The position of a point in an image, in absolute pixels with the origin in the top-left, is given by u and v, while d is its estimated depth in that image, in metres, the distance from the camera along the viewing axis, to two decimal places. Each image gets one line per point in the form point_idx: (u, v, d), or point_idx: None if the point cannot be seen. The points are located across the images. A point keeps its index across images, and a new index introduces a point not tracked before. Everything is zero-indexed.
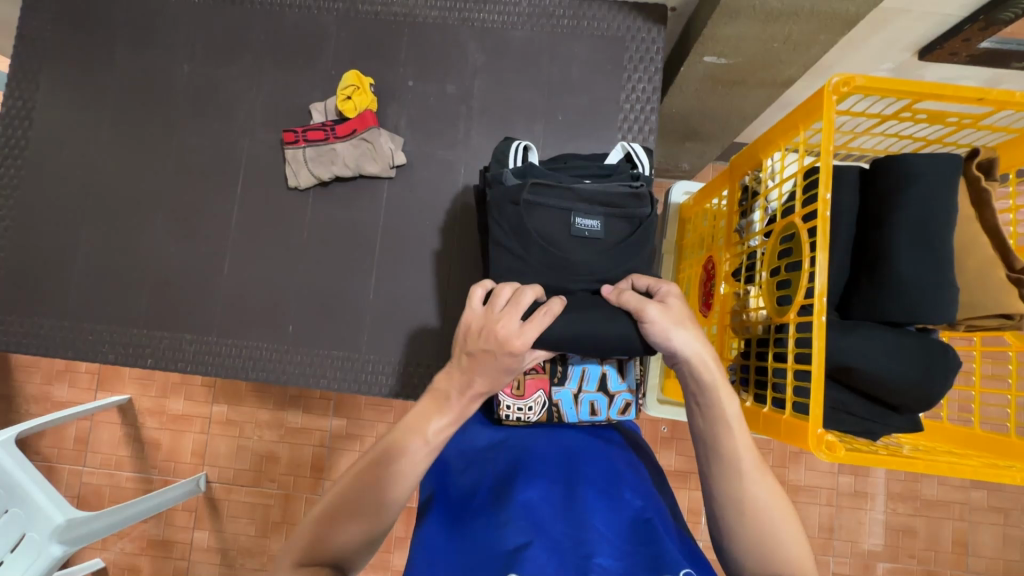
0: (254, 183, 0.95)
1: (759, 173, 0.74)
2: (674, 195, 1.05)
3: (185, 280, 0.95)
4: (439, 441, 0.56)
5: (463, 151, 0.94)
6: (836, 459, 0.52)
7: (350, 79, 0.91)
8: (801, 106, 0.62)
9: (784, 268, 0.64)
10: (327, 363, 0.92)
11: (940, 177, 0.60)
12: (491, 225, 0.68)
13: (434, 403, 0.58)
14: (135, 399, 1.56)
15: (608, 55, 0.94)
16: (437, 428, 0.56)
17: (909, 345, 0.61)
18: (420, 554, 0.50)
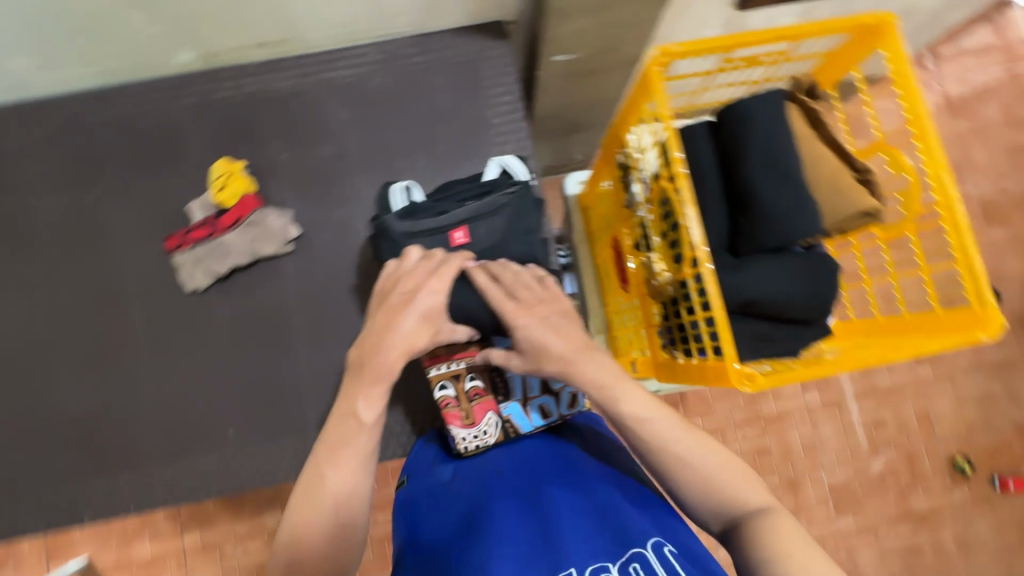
0: (151, 299, 0.91)
1: (627, 150, 0.79)
2: (570, 187, 1.10)
3: (104, 419, 0.89)
4: (373, 414, 0.59)
5: (356, 206, 0.94)
6: (759, 388, 0.56)
7: (221, 168, 0.90)
8: (638, 83, 0.67)
9: (670, 229, 0.69)
10: (281, 454, 0.88)
11: (770, 113, 0.66)
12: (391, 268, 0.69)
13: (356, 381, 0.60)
14: (96, 559, 1.43)
15: (466, 79, 0.98)
16: (365, 406, 0.59)
17: (794, 265, 0.67)
18: None
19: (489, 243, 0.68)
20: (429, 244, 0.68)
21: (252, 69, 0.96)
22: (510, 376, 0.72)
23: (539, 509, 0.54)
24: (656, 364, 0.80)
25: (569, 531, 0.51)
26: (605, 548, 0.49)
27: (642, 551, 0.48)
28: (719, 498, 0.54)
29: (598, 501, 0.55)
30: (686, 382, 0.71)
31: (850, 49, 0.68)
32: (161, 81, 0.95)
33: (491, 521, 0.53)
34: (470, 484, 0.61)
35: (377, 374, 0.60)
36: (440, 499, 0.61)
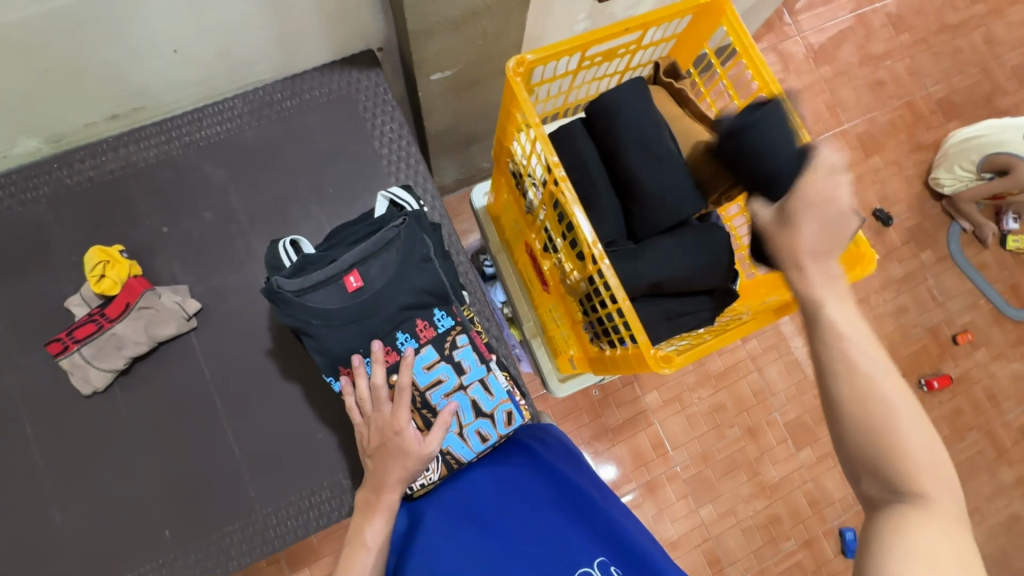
0: (44, 412, 0.83)
1: (514, 160, 0.81)
2: (477, 201, 1.11)
3: (16, 556, 0.80)
4: (382, 542, 0.59)
5: (254, 264, 0.90)
6: (675, 367, 0.59)
7: (95, 257, 0.83)
8: (505, 94, 0.67)
9: (567, 229, 0.71)
10: (229, 542, 0.83)
11: (634, 101, 0.69)
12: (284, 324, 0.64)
13: (364, 511, 0.62)
14: None
15: (345, 113, 0.96)
16: (373, 534, 0.59)
17: (688, 241, 0.69)
18: None
19: (387, 280, 0.65)
20: (319, 295, 0.64)
21: (110, 144, 0.89)
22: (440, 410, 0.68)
23: (496, 554, 0.57)
24: (589, 359, 0.82)
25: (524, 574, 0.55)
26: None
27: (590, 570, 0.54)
28: (907, 467, 0.47)
29: (546, 531, 0.59)
30: (616, 373, 0.73)
31: (695, 28, 0.72)
32: (6, 176, 0.86)
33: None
34: (425, 526, 0.62)
35: (388, 508, 0.61)
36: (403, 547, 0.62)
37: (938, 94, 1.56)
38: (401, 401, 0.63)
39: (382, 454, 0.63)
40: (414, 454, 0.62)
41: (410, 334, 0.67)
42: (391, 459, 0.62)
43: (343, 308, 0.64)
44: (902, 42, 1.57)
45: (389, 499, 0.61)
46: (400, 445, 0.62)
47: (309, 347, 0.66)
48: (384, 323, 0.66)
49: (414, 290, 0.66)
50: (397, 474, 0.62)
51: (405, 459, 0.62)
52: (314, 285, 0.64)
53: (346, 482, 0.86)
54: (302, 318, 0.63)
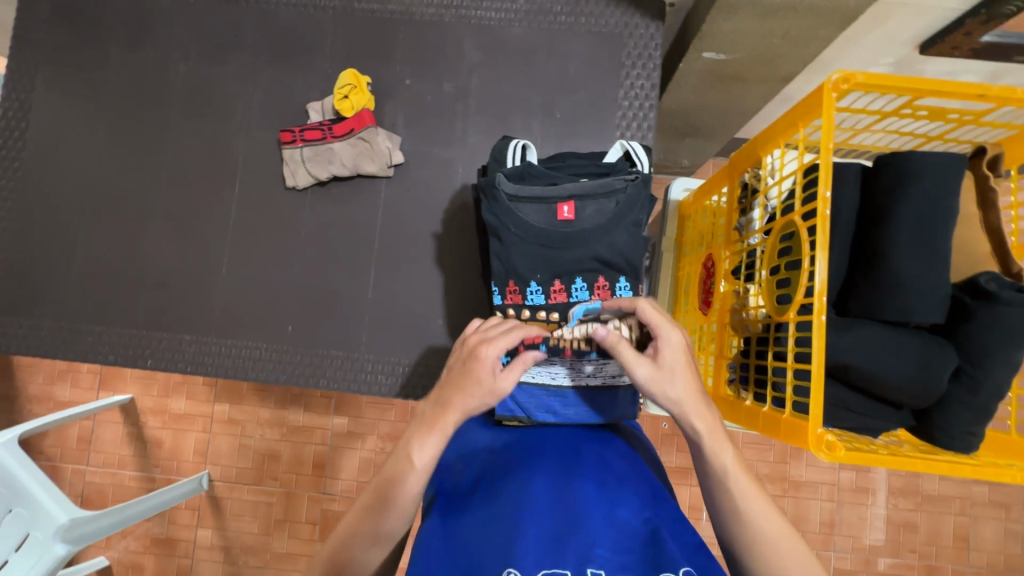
0: (251, 183, 0.95)
1: (759, 170, 0.74)
2: (673, 192, 1.05)
3: (182, 279, 0.94)
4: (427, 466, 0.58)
5: (460, 149, 0.94)
6: (836, 459, 0.51)
7: (347, 78, 0.91)
8: (800, 104, 0.61)
9: (784, 266, 0.64)
10: (328, 363, 0.91)
11: (939, 174, 0.60)
12: (485, 216, 0.69)
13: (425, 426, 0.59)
14: (136, 399, 1.57)
15: (606, 51, 0.94)
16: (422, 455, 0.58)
17: (906, 345, 0.60)
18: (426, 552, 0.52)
19: (592, 225, 0.67)
20: (527, 207, 0.68)
21: None
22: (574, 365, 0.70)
23: (576, 504, 0.54)
24: (716, 397, 0.77)
25: (597, 534, 0.51)
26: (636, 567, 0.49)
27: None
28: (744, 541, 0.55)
29: (635, 521, 0.54)
30: (747, 426, 0.68)
31: None
32: None
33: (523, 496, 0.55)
34: (511, 454, 0.61)
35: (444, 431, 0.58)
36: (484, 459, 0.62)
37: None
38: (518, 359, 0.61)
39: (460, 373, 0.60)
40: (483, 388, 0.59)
41: (586, 285, 0.69)
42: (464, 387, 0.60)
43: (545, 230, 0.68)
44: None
45: (449, 420, 0.58)
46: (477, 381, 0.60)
47: (493, 248, 0.71)
48: (567, 260, 0.68)
49: (611, 246, 0.68)
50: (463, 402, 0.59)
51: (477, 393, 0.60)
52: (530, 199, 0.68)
53: (437, 372, 0.90)
54: (503, 223, 0.68)
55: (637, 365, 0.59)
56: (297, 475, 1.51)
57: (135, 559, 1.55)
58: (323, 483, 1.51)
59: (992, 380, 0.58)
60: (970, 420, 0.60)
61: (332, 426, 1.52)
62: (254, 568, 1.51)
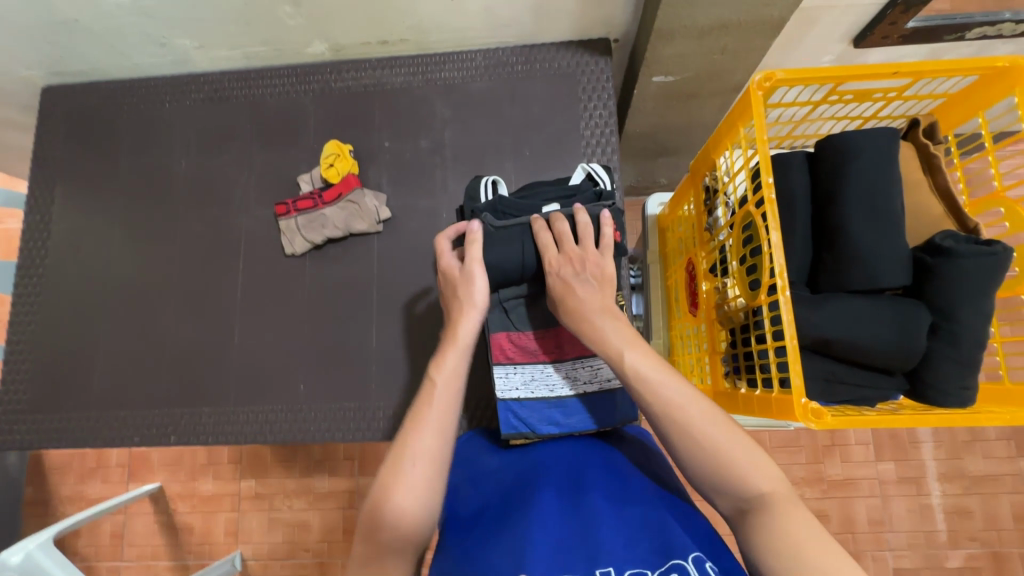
0: (254, 256, 1.02)
1: (715, 172, 0.79)
2: (650, 208, 1.11)
3: (198, 355, 1.00)
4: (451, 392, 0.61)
5: (443, 197, 1.01)
6: (824, 426, 0.53)
7: (331, 149, 1.00)
8: (735, 106, 0.67)
9: (750, 254, 0.68)
10: (342, 416, 0.94)
11: (875, 149, 0.64)
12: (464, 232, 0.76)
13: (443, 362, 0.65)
14: (165, 486, 1.59)
15: (564, 90, 1.02)
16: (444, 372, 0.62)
17: (880, 310, 0.62)
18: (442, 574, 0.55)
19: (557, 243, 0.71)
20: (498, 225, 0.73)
21: (372, 64, 1.05)
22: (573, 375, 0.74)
23: (586, 508, 0.57)
24: (715, 393, 0.79)
25: (606, 535, 0.54)
26: (645, 556, 0.52)
27: (684, 562, 0.50)
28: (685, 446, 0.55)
29: (641, 514, 0.56)
30: (747, 414, 0.69)
31: (977, 92, 0.65)
32: (293, 67, 1.06)
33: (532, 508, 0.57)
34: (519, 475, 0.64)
35: (463, 350, 0.64)
36: (495, 481, 0.65)
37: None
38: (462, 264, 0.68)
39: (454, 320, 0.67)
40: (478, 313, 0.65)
41: None
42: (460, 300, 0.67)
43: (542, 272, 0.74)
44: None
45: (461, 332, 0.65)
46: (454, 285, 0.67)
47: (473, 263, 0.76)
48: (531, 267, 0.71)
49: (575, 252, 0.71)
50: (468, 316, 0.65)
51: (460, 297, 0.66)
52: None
53: None
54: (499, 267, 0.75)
55: (579, 290, 0.65)
56: (329, 542, 1.50)
57: None
58: None
59: (969, 331, 0.60)
60: (960, 374, 0.61)
61: (359, 487, 1.53)
62: None
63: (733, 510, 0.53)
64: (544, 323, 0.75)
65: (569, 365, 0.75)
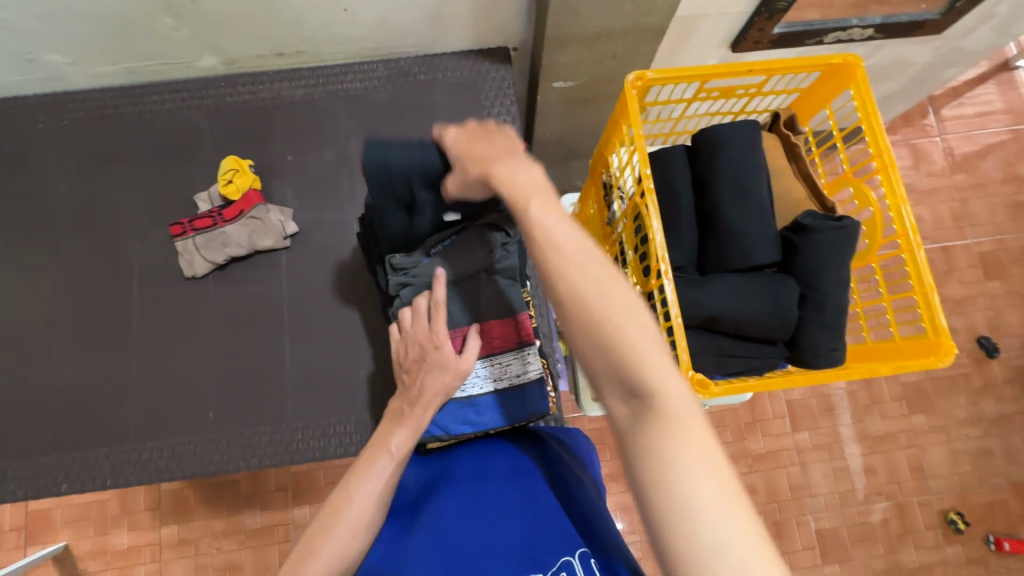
0: (150, 282, 0.96)
1: (610, 170, 0.83)
2: (562, 208, 1.15)
3: (90, 394, 0.92)
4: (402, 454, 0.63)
5: (353, 208, 0.99)
6: (708, 396, 0.57)
7: (229, 164, 0.96)
8: (616, 106, 0.71)
9: (642, 243, 0.72)
10: (258, 442, 0.90)
11: (741, 141, 0.70)
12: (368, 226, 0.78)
13: (394, 422, 0.67)
14: (71, 544, 1.44)
15: (468, 97, 1.03)
16: (398, 442, 0.64)
17: (755, 285, 0.68)
18: None
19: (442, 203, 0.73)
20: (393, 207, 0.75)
21: (270, 76, 1.02)
22: (483, 374, 0.73)
23: (488, 516, 0.60)
24: None
25: (503, 544, 0.57)
26: (537, 556, 0.55)
27: (571, 560, 0.55)
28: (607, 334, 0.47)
29: (536, 511, 0.60)
30: None
31: (822, 86, 0.73)
32: (184, 81, 1.02)
33: (434, 526, 0.59)
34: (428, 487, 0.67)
35: (428, 405, 0.67)
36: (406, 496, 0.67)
37: (1016, 243, 1.54)
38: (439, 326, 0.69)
39: (419, 368, 0.69)
40: (452, 370, 0.69)
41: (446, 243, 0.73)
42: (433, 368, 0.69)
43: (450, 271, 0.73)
44: (1003, 190, 1.58)
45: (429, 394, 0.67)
46: (437, 361, 0.68)
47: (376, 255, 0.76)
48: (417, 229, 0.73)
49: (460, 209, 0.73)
50: (434, 384, 0.68)
51: (443, 372, 0.68)
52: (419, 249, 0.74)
53: (370, 423, 0.91)
54: (402, 271, 0.73)
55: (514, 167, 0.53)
56: None
57: None
58: None
59: (831, 298, 0.67)
60: (830, 338, 0.67)
61: (294, 519, 1.45)
62: None
63: (624, 409, 0.47)
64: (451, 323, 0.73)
65: (478, 364, 0.73)
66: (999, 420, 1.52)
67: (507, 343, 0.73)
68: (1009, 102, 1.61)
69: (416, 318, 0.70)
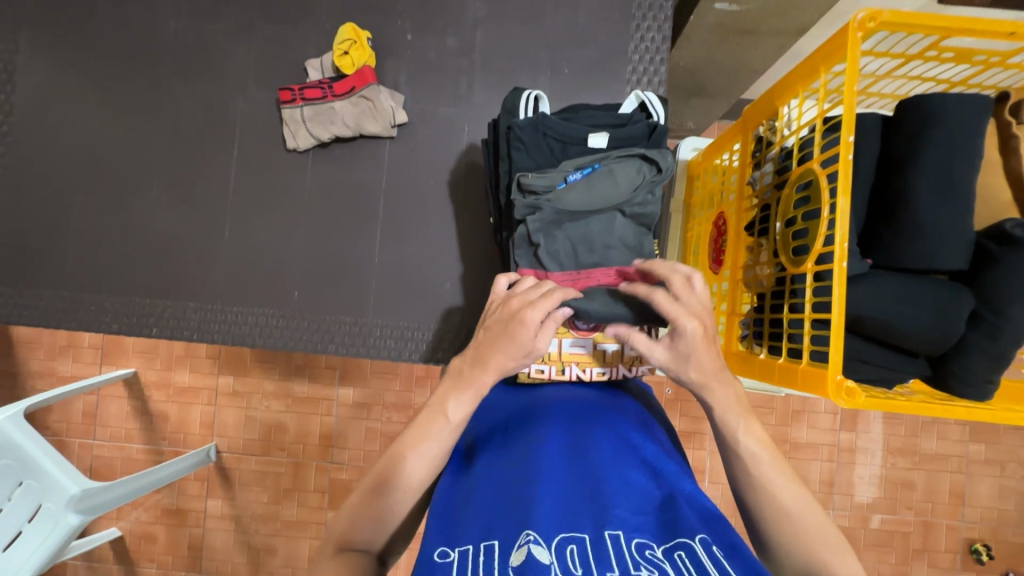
0: (251, 146, 0.92)
1: (774, 122, 0.71)
2: (683, 152, 1.03)
3: (183, 246, 0.92)
4: (461, 420, 0.55)
5: (466, 108, 0.91)
6: (855, 406, 0.51)
7: (346, 33, 0.87)
8: (824, 46, 0.59)
9: (800, 217, 0.63)
10: (336, 329, 0.90)
11: (962, 122, 0.58)
12: (498, 130, 0.71)
13: (453, 385, 0.57)
14: (140, 372, 1.56)
15: (616, 2, 0.90)
16: (456, 409, 0.55)
17: (919, 291, 0.60)
18: (436, 501, 0.53)
19: (597, 123, 0.69)
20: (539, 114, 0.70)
21: None
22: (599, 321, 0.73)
23: (602, 475, 0.53)
24: (729, 353, 0.77)
25: (617, 497, 0.50)
26: (649, 530, 0.46)
27: (690, 541, 0.44)
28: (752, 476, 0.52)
29: (648, 491, 0.52)
30: (761, 379, 0.68)
31: None
32: None
33: (544, 463, 0.54)
34: (532, 420, 0.61)
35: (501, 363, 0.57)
36: (508, 425, 0.62)
37: None
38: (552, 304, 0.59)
39: (501, 329, 0.58)
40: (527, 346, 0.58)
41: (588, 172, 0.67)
42: (504, 342, 0.57)
43: (581, 207, 0.67)
44: None
45: (512, 330, 0.57)
46: (519, 335, 0.57)
47: (501, 166, 0.71)
48: (566, 149, 0.69)
49: (614, 137, 0.69)
50: (503, 358, 0.57)
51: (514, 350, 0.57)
52: (555, 172, 0.67)
53: (446, 336, 0.90)
54: (532, 194, 0.67)
55: (651, 351, 0.58)
56: (305, 445, 1.52)
57: (147, 529, 1.57)
58: (330, 452, 1.52)
59: (1013, 329, 0.58)
60: (985, 369, 0.59)
61: (337, 397, 1.52)
62: (265, 536, 1.53)
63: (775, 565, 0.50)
64: (575, 263, 0.68)
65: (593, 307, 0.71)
66: None
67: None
68: None
69: (533, 287, 0.61)
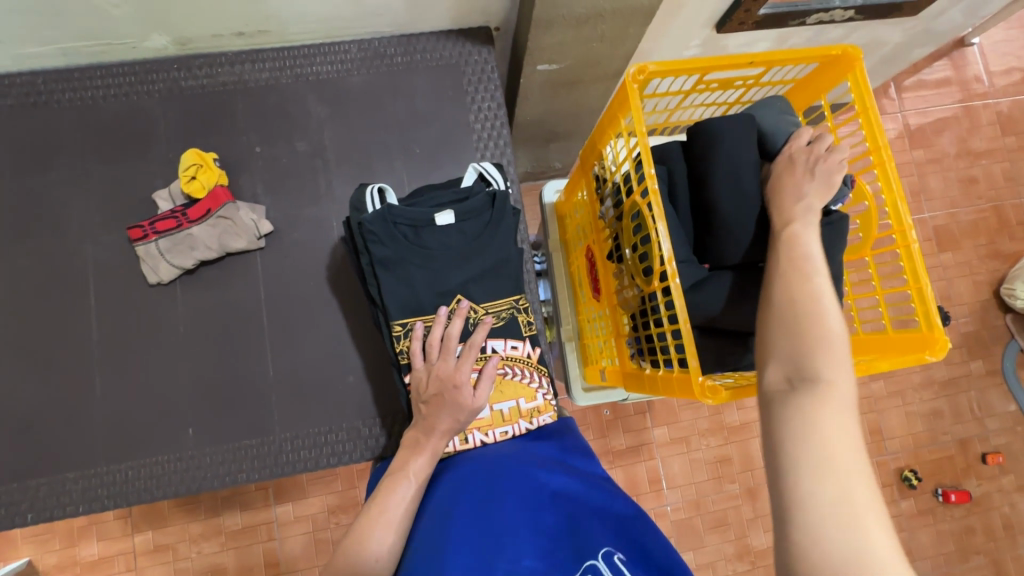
0: (110, 289, 0.88)
1: (603, 163, 0.80)
2: (547, 195, 1.09)
3: (50, 413, 0.84)
4: (422, 478, 0.66)
5: (329, 204, 0.93)
6: (720, 400, 0.57)
7: (192, 158, 0.87)
8: (614, 98, 0.68)
9: (640, 243, 0.70)
10: (243, 455, 0.85)
11: (740, 135, 0.68)
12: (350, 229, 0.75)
13: (411, 449, 0.68)
14: (37, 559, 1.36)
15: (448, 82, 0.98)
16: (417, 468, 0.66)
17: (750, 284, 0.68)
18: None
19: (442, 200, 0.76)
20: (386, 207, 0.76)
21: (229, 58, 0.93)
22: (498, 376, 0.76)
23: (518, 528, 0.60)
24: (624, 373, 0.82)
25: (524, 541, 0.59)
26: (561, 559, 0.58)
27: (597, 562, 0.58)
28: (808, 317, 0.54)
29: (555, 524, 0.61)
30: (653, 394, 0.73)
31: (819, 77, 0.71)
32: (130, 64, 0.91)
33: (458, 535, 0.59)
34: (450, 489, 0.66)
35: (442, 403, 0.69)
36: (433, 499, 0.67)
37: (967, 216, 1.58)
38: (466, 357, 0.70)
39: (437, 403, 0.69)
40: (466, 407, 0.69)
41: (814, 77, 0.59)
42: (445, 407, 0.68)
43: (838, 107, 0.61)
44: (959, 164, 1.61)
45: (449, 369, 0.70)
46: (457, 399, 0.68)
47: (365, 261, 0.74)
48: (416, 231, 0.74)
49: (460, 210, 0.75)
50: (446, 419, 0.68)
51: (458, 410, 0.68)
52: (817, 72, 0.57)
53: (362, 430, 0.88)
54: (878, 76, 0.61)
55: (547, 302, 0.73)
56: None
57: None
58: None
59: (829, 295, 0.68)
60: None
61: (277, 516, 1.41)
62: None
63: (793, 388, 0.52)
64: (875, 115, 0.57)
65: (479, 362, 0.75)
66: (952, 383, 1.55)
67: (517, 349, 0.76)
68: (963, 75, 1.63)
69: (443, 349, 0.71)
